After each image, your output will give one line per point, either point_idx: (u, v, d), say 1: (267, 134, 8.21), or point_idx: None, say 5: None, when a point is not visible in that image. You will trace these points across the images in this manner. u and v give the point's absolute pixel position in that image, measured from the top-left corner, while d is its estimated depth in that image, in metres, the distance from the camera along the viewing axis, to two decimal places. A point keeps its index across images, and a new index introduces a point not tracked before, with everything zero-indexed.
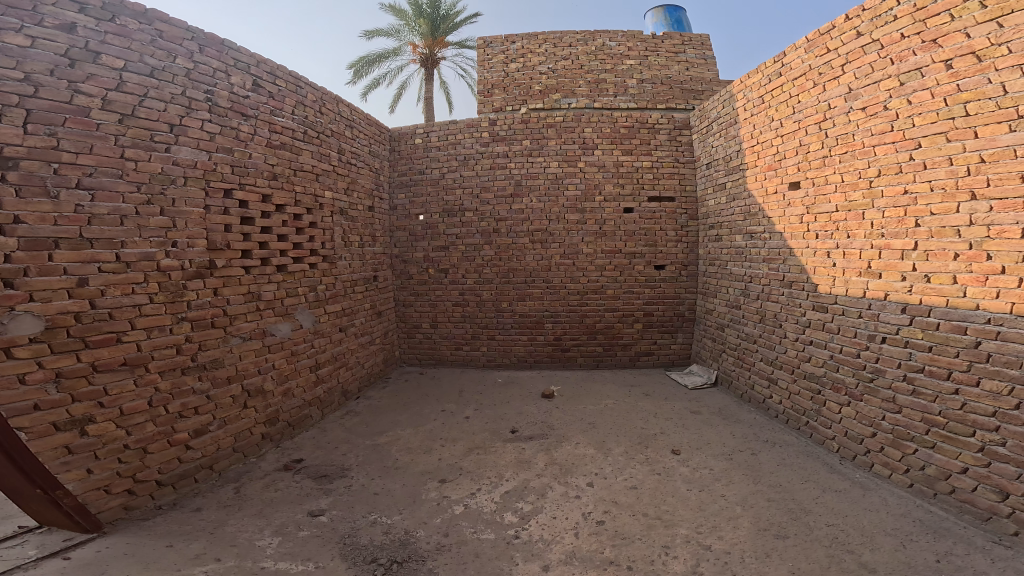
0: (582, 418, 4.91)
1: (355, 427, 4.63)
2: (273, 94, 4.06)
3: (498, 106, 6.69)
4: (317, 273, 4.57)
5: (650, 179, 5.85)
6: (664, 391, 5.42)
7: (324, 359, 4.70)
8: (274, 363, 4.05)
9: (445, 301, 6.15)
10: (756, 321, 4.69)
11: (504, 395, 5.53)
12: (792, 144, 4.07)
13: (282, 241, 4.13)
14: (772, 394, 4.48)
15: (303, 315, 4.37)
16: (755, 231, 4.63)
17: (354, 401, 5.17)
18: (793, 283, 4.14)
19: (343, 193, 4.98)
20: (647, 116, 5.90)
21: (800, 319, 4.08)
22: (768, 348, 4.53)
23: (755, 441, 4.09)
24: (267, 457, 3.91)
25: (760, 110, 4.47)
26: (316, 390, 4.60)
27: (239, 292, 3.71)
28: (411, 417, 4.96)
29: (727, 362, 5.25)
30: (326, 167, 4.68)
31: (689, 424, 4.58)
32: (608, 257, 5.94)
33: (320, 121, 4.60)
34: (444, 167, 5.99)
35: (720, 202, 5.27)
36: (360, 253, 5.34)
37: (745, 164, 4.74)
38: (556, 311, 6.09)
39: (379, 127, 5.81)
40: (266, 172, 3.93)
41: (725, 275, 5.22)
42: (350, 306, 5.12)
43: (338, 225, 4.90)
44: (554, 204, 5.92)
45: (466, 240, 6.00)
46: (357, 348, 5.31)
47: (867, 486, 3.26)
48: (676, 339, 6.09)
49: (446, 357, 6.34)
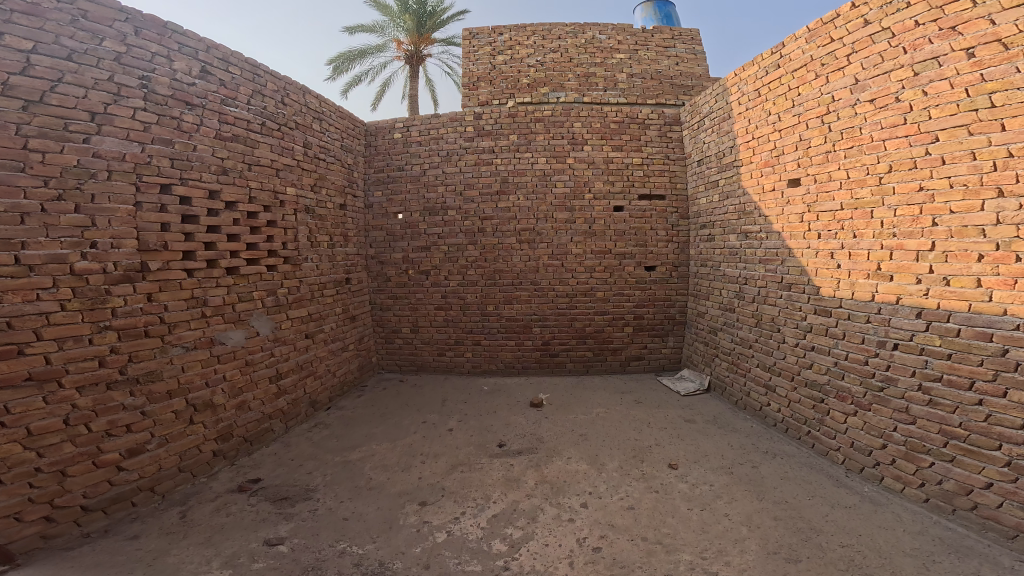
0: (572, 429, 4.60)
1: (324, 441, 4.20)
2: (224, 82, 3.64)
3: (483, 99, 6.34)
4: (278, 276, 4.13)
5: (640, 177, 5.61)
6: (657, 398, 5.16)
7: (287, 368, 4.26)
8: (226, 374, 3.61)
9: (427, 304, 5.77)
10: (751, 324, 4.47)
11: (490, 405, 5.16)
12: (792, 139, 3.86)
13: (233, 241, 3.68)
14: (770, 400, 4.25)
15: (260, 321, 3.94)
16: (750, 230, 4.42)
17: (325, 413, 4.74)
18: (792, 285, 3.93)
19: (309, 190, 4.56)
20: (637, 111, 5.68)
21: (800, 324, 3.86)
22: (764, 354, 4.31)
23: (754, 453, 3.85)
24: (219, 476, 3.48)
25: (756, 103, 4.27)
26: (278, 401, 4.17)
27: (180, 298, 3.27)
28: (388, 429, 4.55)
29: (721, 367, 5.01)
30: (288, 161, 4.26)
31: (684, 434, 4.31)
32: (598, 258, 5.66)
33: (281, 112, 4.18)
34: (424, 163, 5.62)
35: (712, 200, 5.06)
36: (330, 253, 4.91)
37: (739, 160, 4.54)
38: (544, 315, 5.78)
39: (353, 121, 5.42)
40: (214, 166, 3.49)
41: (718, 276, 5.00)
42: (318, 310, 4.69)
43: (303, 224, 4.47)
44: (542, 202, 5.62)
45: (448, 240, 5.63)
46: (327, 355, 4.88)
47: (878, 501, 3.04)
48: (667, 342, 5.86)
49: (428, 364, 5.96)
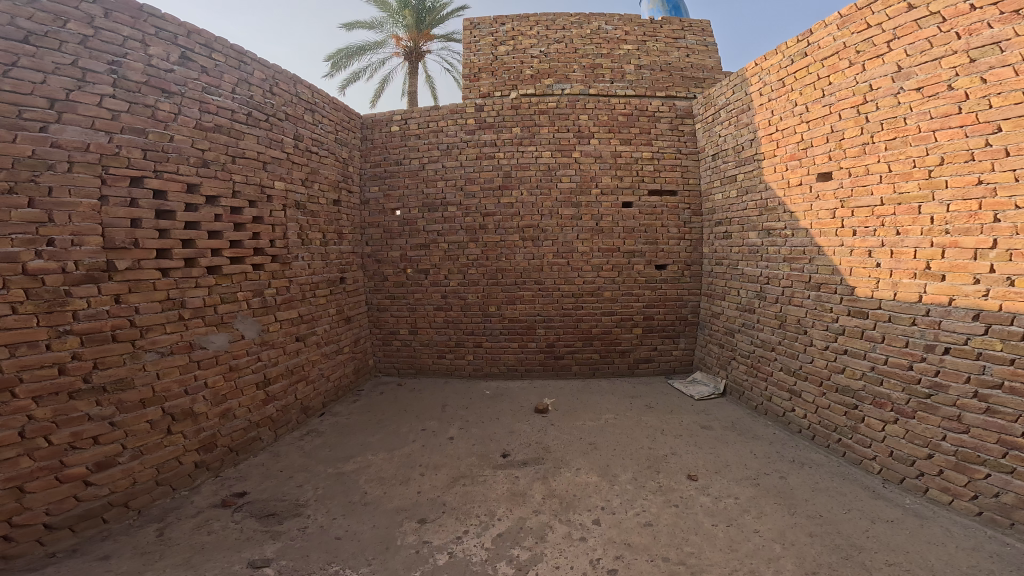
0: (580, 437, 4.33)
1: (316, 451, 3.92)
2: (206, 69, 3.37)
3: (485, 91, 6.07)
4: (265, 276, 3.85)
5: (650, 171, 5.35)
6: (669, 403, 4.91)
7: (276, 373, 3.98)
8: (207, 381, 3.33)
9: (426, 305, 5.50)
10: (774, 326, 4.21)
11: (495, 411, 4.90)
12: (822, 131, 3.61)
13: (214, 238, 3.40)
14: (795, 406, 4.01)
15: (246, 323, 3.65)
16: (773, 227, 4.16)
17: (318, 419, 4.46)
18: (822, 284, 3.67)
19: (300, 184, 4.27)
20: (647, 103, 5.42)
21: (829, 325, 3.62)
22: (789, 358, 4.05)
23: (780, 462, 3.60)
24: (201, 489, 3.21)
25: (780, 94, 4.02)
26: (267, 408, 3.89)
27: (153, 299, 2.99)
28: (385, 437, 4.28)
29: (738, 371, 4.75)
30: (277, 154, 3.98)
31: (702, 442, 4.05)
32: (606, 256, 5.38)
33: (269, 102, 3.90)
34: (423, 157, 5.35)
35: (729, 195, 4.80)
36: (323, 252, 4.63)
37: (760, 154, 4.29)
38: (550, 316, 5.51)
39: (348, 113, 5.15)
40: (194, 158, 3.21)
41: (736, 275, 4.74)
42: (310, 312, 4.41)
43: (294, 220, 4.18)
44: (546, 197, 5.35)
45: (448, 237, 5.36)
46: (320, 358, 4.60)
47: (922, 514, 2.83)
48: (678, 344, 5.60)
49: (428, 367, 5.69)
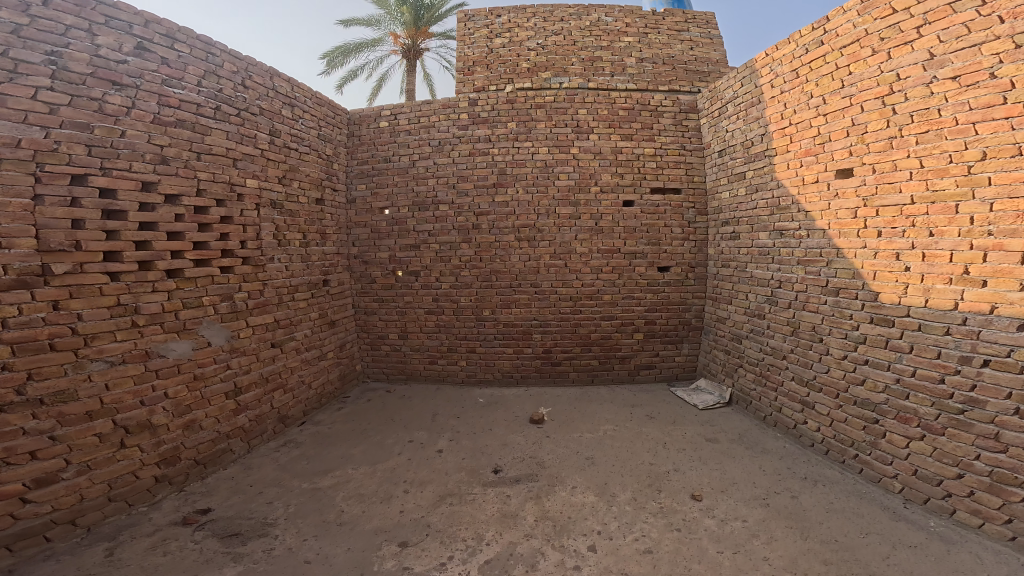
0: (576, 450, 4.05)
1: (292, 463, 3.67)
2: (166, 61, 3.13)
3: (479, 85, 5.80)
4: (235, 280, 3.59)
5: (653, 168, 5.07)
6: (671, 412, 4.62)
7: (248, 381, 3.73)
8: (167, 391, 3.09)
9: (416, 308, 5.23)
10: (786, 333, 3.93)
11: (487, 421, 4.63)
12: (842, 124, 3.33)
13: (174, 239, 3.14)
14: (807, 418, 3.72)
15: (212, 329, 3.40)
16: (785, 227, 3.88)
17: (297, 429, 4.20)
18: (841, 289, 3.38)
19: (276, 182, 4.01)
20: (649, 97, 5.15)
21: (848, 333, 3.35)
22: (802, 368, 3.77)
23: (791, 479, 3.33)
24: (161, 506, 2.98)
25: (793, 85, 3.75)
26: (238, 419, 3.65)
27: (100, 305, 2.75)
28: (368, 449, 4.02)
29: (745, 379, 4.46)
30: (250, 151, 3.73)
31: (707, 456, 3.77)
32: (606, 257, 5.10)
33: (240, 96, 3.65)
34: (413, 154, 5.09)
35: (738, 193, 4.51)
36: (303, 253, 4.37)
37: (771, 149, 4.01)
38: (546, 321, 5.24)
39: (333, 108, 4.90)
40: (150, 155, 2.97)
41: (744, 278, 4.45)
42: (288, 316, 4.15)
43: (269, 220, 3.93)
44: (543, 196, 5.07)
45: (439, 237, 5.09)
46: (299, 365, 4.34)
47: (949, 539, 2.58)
48: (681, 350, 5.31)
49: (418, 372, 5.42)
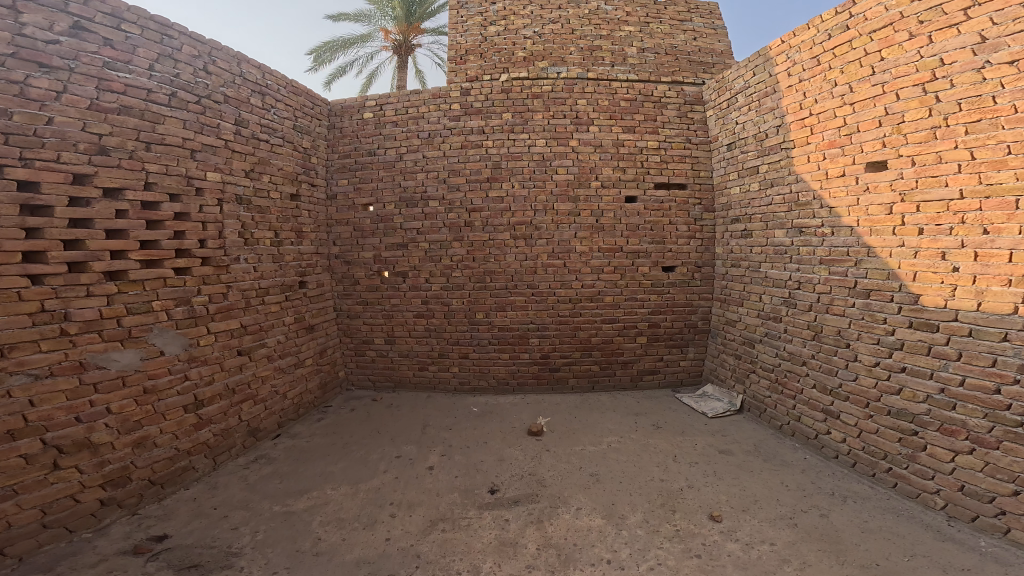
0: (579, 466, 3.71)
1: (263, 483, 3.27)
2: (110, 42, 2.77)
3: (472, 74, 5.18)
4: (193, 282, 3.20)
5: (657, 163, 4.78)
6: (678, 422, 4.33)
7: (211, 392, 3.33)
8: (110, 407, 2.72)
9: (405, 311, 4.86)
10: (806, 338, 3.70)
11: (482, 433, 4.26)
12: (873, 113, 3.08)
13: (115, 237, 2.75)
14: (831, 429, 3.50)
15: (165, 337, 3.01)
16: (805, 224, 3.63)
17: (271, 443, 3.81)
18: (873, 291, 3.14)
19: (242, 176, 3.61)
20: (652, 88, 4.87)
21: (881, 338, 3.12)
22: (826, 375, 3.53)
23: (818, 495, 3.09)
24: (106, 534, 2.60)
25: (814, 74, 3.51)
26: (200, 434, 3.25)
27: (20, 312, 2.38)
28: (350, 466, 3.62)
29: (758, 386, 4.23)
30: (212, 142, 3.34)
31: (722, 470, 3.51)
32: (607, 257, 4.79)
33: (201, 82, 3.28)
34: (400, 146, 4.73)
35: (750, 188, 4.25)
36: (275, 253, 3.97)
37: (788, 141, 3.75)
38: (543, 324, 4.91)
39: (311, 97, 4.52)
40: (85, 144, 2.60)
41: (757, 279, 4.19)
42: (257, 321, 3.75)
43: (235, 216, 3.52)
44: (540, 191, 4.75)
45: (429, 236, 4.73)
46: (272, 374, 3.94)
47: (1004, 561, 2.38)
48: (686, 354, 5.03)
49: (407, 379, 5.05)
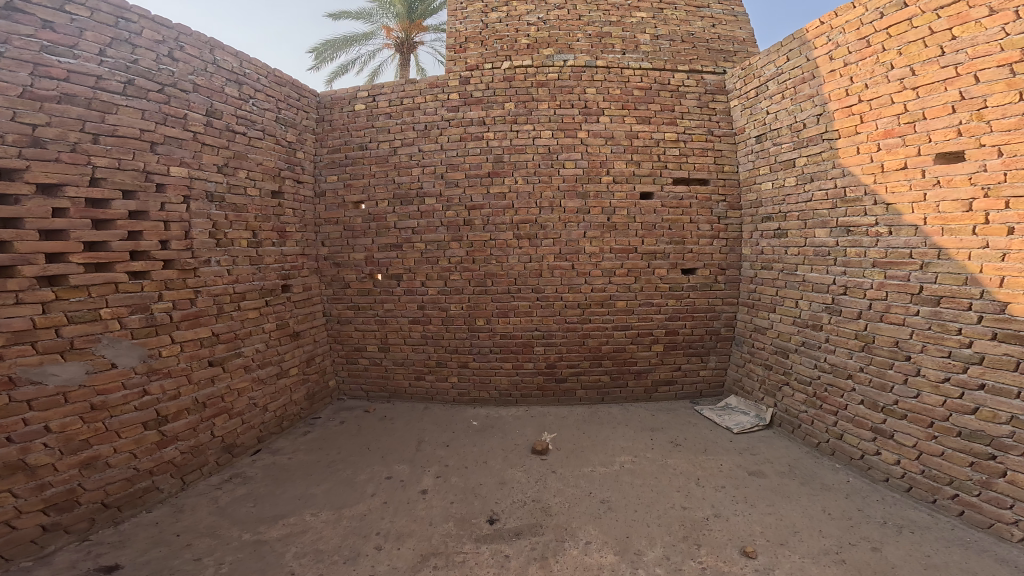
0: (588, 491, 3.30)
1: (234, 506, 2.93)
2: (50, 25, 2.49)
3: (473, 64, 4.57)
4: (151, 287, 2.88)
5: (675, 156, 4.37)
6: (700, 438, 3.91)
7: (176, 407, 3.01)
8: (49, 426, 2.42)
9: (400, 317, 4.50)
10: (853, 349, 3.31)
11: (483, 450, 3.89)
12: (944, 97, 2.72)
13: (52, 239, 2.46)
14: (881, 449, 3.14)
15: (117, 348, 2.70)
16: (853, 223, 3.24)
17: (248, 460, 3.47)
18: (945, 298, 2.74)
19: (215, 172, 3.30)
20: (669, 76, 4.48)
21: (952, 351, 2.73)
22: (879, 391, 3.15)
23: (868, 526, 2.75)
24: (47, 565, 2.29)
25: (865, 57, 3.17)
26: (163, 453, 2.93)
27: None
28: (334, 487, 3.26)
29: (792, 400, 3.83)
30: (179, 134, 3.04)
31: (753, 495, 3.12)
32: (620, 258, 4.39)
33: (165, 69, 2.99)
34: (394, 139, 4.38)
35: (784, 184, 3.84)
36: (254, 254, 3.64)
37: (832, 131, 3.39)
38: (550, 331, 4.53)
39: (297, 88, 4.21)
40: (14, 135, 2.31)
41: (793, 282, 3.78)
42: (231, 328, 3.41)
43: (204, 214, 3.20)
44: (545, 186, 4.36)
45: (425, 235, 4.37)
46: (250, 385, 3.60)
47: None
48: (707, 364, 4.60)
49: (403, 389, 4.69)
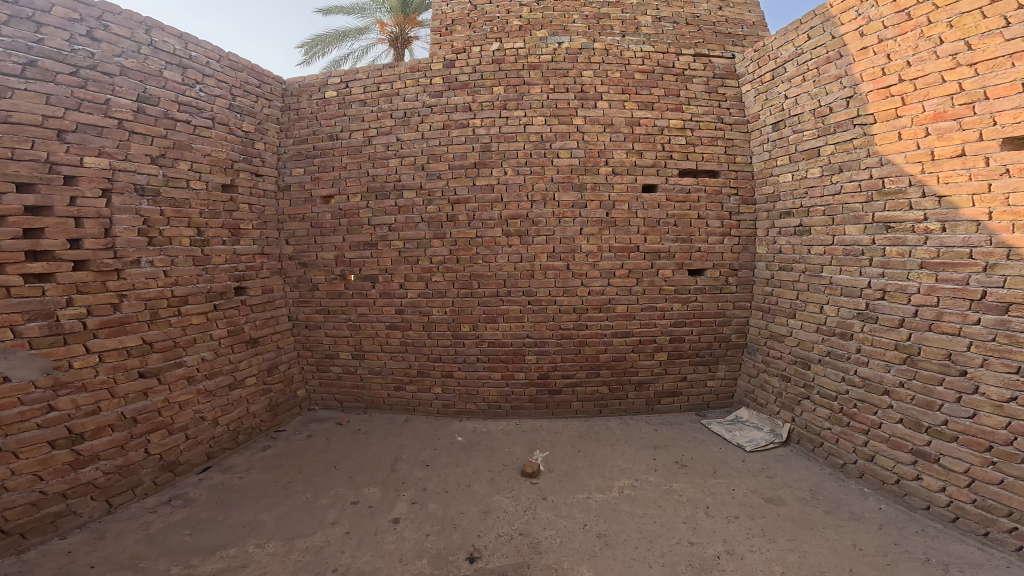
0: (582, 523, 2.87)
1: (164, 535, 2.57)
2: None
3: (459, 47, 4.19)
4: (56, 291, 2.53)
5: (682, 145, 3.94)
6: (708, 458, 3.47)
7: (94, 423, 2.67)
8: None
9: (376, 322, 4.10)
10: (893, 361, 2.87)
11: (465, 471, 3.46)
12: (1012, 73, 2.30)
13: None
14: (923, 474, 2.70)
15: (11, 359, 2.37)
16: (895, 219, 2.82)
17: (192, 480, 3.10)
18: (1015, 305, 2.32)
19: (147, 163, 2.95)
20: (673, 58, 4.06)
21: (1022, 366, 2.31)
22: (923, 410, 2.71)
23: (907, 565, 2.32)
24: None
25: (905, 31, 2.74)
26: (79, 475, 2.60)
27: None
28: (287, 513, 2.87)
29: (814, 416, 3.38)
30: (99, 121, 2.71)
31: (772, 527, 2.69)
32: (620, 258, 3.96)
33: (81, 50, 2.67)
34: (369, 128, 3.98)
35: (807, 175, 3.41)
36: (198, 254, 3.27)
37: (868, 115, 2.94)
38: (542, 338, 4.11)
39: (258, 74, 3.83)
40: None
41: (818, 285, 3.34)
42: (167, 334, 3.05)
43: (130, 210, 2.85)
44: (538, 178, 3.94)
45: (403, 232, 3.96)
46: (195, 398, 3.23)
47: None
48: (715, 373, 4.17)
49: (380, 400, 4.29)
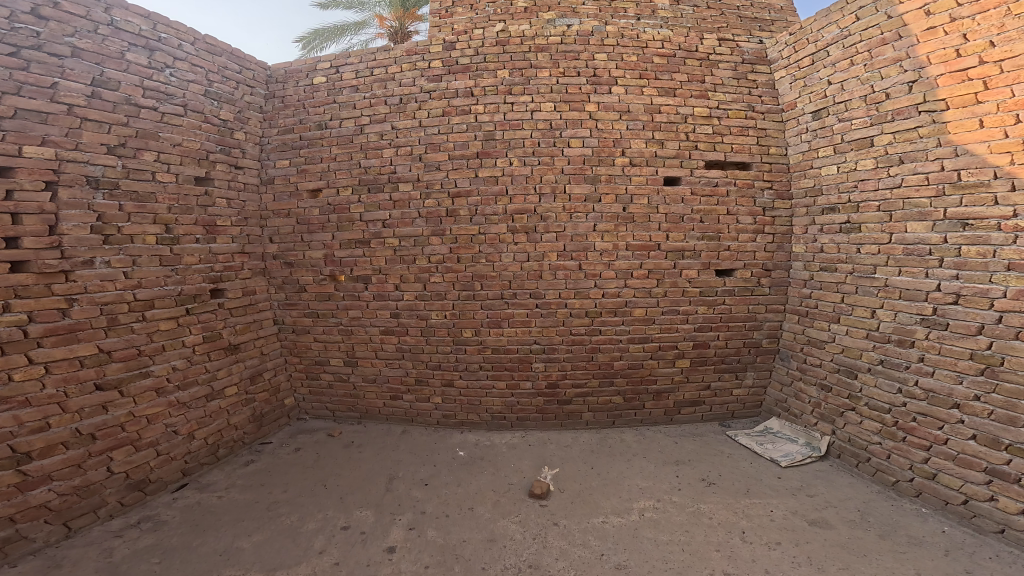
0: (601, 554, 2.52)
1: (122, 565, 2.28)
2: None
3: (461, 29, 3.85)
4: None
5: (707, 135, 3.58)
6: (738, 474, 3.11)
7: (42, 441, 2.39)
8: None
9: (371, 325, 3.79)
10: (968, 373, 2.51)
11: (467, 492, 3.11)
12: None
13: None
14: (998, 495, 2.37)
15: None
16: (975, 218, 2.49)
17: (162, 500, 2.81)
18: None
19: (103, 153, 2.68)
20: (696, 40, 3.70)
21: None
22: (1004, 426, 2.37)
23: None
24: None
25: (987, 9, 2.44)
26: (28, 497, 2.34)
27: None
28: (267, 539, 2.55)
29: (861, 428, 3.02)
30: (44, 106, 2.45)
31: (822, 556, 2.34)
32: (638, 257, 3.61)
33: (23, 29, 2.42)
34: (362, 116, 3.65)
35: (857, 167, 3.05)
36: (166, 253, 2.97)
37: (941, 101, 2.60)
38: (553, 344, 3.77)
39: (238, 59, 3.53)
40: None
41: (869, 288, 2.99)
42: (130, 341, 2.76)
43: (80, 205, 2.56)
44: (547, 169, 3.59)
45: (399, 229, 3.64)
46: (166, 410, 2.93)
47: None
48: (741, 382, 3.81)
49: (375, 409, 3.97)
